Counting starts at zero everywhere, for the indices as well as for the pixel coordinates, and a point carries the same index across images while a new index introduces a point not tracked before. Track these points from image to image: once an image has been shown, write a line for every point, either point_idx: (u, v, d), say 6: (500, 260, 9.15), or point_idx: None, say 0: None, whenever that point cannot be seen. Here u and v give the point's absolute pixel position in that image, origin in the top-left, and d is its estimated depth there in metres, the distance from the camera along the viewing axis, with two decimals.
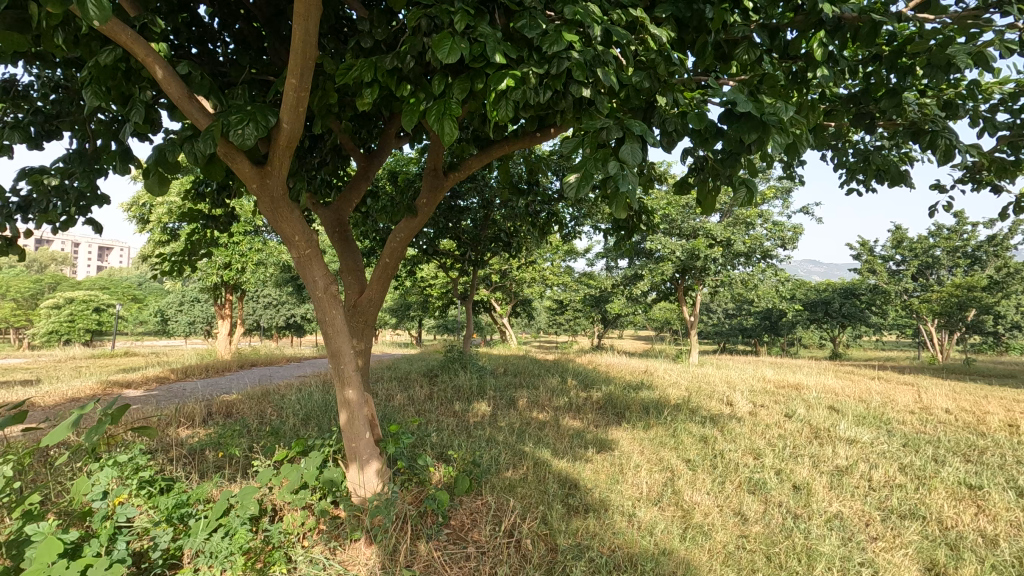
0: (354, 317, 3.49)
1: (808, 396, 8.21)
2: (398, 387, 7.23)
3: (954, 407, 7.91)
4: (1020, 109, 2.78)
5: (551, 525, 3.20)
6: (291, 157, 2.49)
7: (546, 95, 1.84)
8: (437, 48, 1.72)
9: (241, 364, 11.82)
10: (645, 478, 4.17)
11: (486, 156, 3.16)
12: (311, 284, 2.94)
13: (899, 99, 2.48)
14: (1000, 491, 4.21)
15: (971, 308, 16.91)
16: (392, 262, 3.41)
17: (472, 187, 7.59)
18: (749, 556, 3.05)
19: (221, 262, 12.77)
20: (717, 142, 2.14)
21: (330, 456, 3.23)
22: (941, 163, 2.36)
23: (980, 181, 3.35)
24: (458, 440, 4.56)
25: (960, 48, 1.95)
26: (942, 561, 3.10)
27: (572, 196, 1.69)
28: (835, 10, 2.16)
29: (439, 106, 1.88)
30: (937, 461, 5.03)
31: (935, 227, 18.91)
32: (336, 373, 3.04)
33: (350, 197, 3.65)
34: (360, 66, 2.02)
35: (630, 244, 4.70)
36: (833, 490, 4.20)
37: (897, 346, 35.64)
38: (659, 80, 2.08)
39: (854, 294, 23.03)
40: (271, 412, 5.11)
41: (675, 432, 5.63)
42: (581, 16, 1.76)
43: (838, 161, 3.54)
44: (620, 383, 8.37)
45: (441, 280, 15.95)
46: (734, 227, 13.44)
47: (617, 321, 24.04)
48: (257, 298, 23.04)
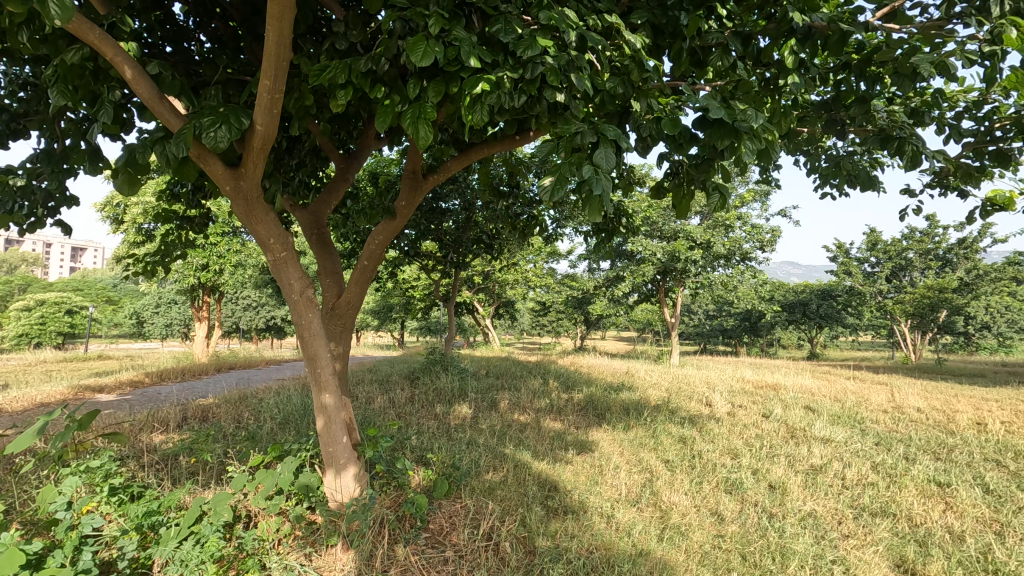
0: (332, 320, 3.46)
1: (786, 396, 8.33)
2: (379, 389, 7.18)
3: (925, 405, 8.11)
4: (984, 117, 2.87)
5: (529, 528, 3.21)
6: (265, 159, 2.45)
7: (521, 100, 1.85)
8: (411, 51, 1.71)
9: (219, 367, 11.65)
10: (624, 479, 4.20)
11: (465, 159, 3.15)
12: (287, 287, 2.90)
13: (868, 106, 2.54)
14: (967, 488, 4.32)
15: (942, 309, 17.36)
16: (370, 265, 3.38)
17: (454, 188, 7.57)
18: (725, 556, 3.09)
19: (198, 263, 12.57)
20: (691, 147, 2.17)
21: (307, 460, 3.20)
22: (911, 168, 2.49)
23: (947, 186, 3.44)
24: (438, 443, 4.54)
25: (923, 56, 2.00)
26: (911, 557, 3.17)
27: (547, 200, 1.70)
28: (804, 19, 2.21)
29: (413, 109, 1.88)
30: (908, 459, 5.15)
31: (908, 230, 19.35)
32: (313, 378, 3.01)
33: (329, 198, 3.61)
34: (335, 68, 2.01)
35: (610, 246, 4.74)
36: (807, 488, 4.26)
37: (873, 346, 36.40)
38: (634, 85, 2.11)
39: (831, 295, 23.46)
40: (248, 416, 5.04)
41: (655, 432, 5.68)
42: (555, 22, 1.78)
43: (812, 166, 3.62)
44: (602, 384, 8.41)
45: (424, 281, 15.90)
46: (714, 229, 13.59)
47: (599, 323, 24.22)
48: (235, 299, 22.69)
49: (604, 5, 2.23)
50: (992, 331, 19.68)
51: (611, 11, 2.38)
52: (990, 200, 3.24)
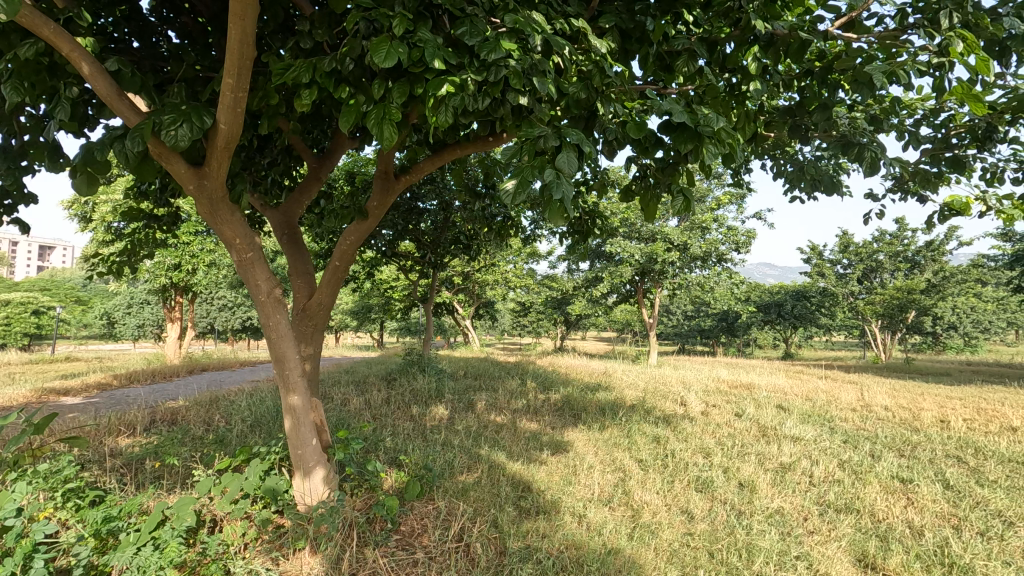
0: (302, 321, 3.43)
1: (759, 395, 8.47)
2: (355, 391, 7.10)
3: (892, 404, 8.32)
4: (940, 124, 2.95)
5: (501, 529, 3.21)
6: (229, 159, 2.42)
7: (484, 102, 1.86)
8: (374, 52, 1.71)
9: (191, 369, 11.42)
10: (597, 478, 4.23)
11: (438, 159, 3.14)
12: (253, 287, 2.87)
13: (829, 112, 2.60)
14: (928, 484, 4.45)
15: (910, 309, 17.84)
16: (341, 265, 3.34)
17: (431, 188, 7.54)
18: (693, 554, 3.13)
19: (170, 263, 12.30)
20: (656, 151, 2.21)
21: (276, 463, 3.17)
22: (868, 174, 2.51)
23: (908, 191, 3.54)
24: (413, 445, 4.52)
25: (877, 65, 2.05)
26: (871, 552, 3.26)
27: (509, 202, 1.72)
28: (766, 26, 2.25)
29: (378, 110, 1.88)
30: (874, 457, 5.29)
31: (878, 233, 19.83)
32: (280, 379, 2.97)
33: (300, 198, 3.57)
34: (298, 67, 2.00)
35: (585, 247, 4.78)
36: (776, 486, 4.34)
37: (845, 346, 37.27)
38: (598, 88, 2.13)
39: (805, 296, 23.93)
40: (218, 418, 4.95)
41: (630, 432, 5.74)
42: (520, 25, 1.79)
43: (778, 170, 3.69)
44: (579, 385, 8.46)
45: (403, 281, 15.78)
46: (691, 231, 13.75)
47: (579, 324, 24.31)
48: (210, 300, 22.25)
49: (572, 10, 2.26)
50: (958, 331, 20.28)
51: (578, 15, 2.40)
52: (948, 205, 3.35)
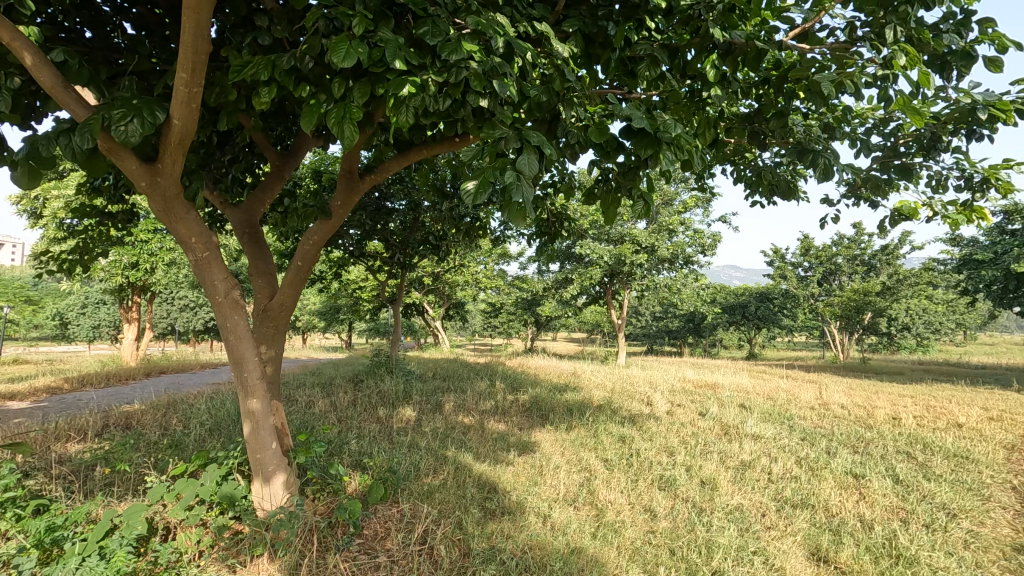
0: (263, 322, 3.35)
1: (722, 395, 8.66)
2: (321, 393, 6.98)
3: (849, 402, 8.61)
4: (890, 133, 3.07)
5: (465, 530, 3.20)
6: (184, 156, 2.35)
7: (445, 103, 1.86)
8: (333, 51, 1.68)
9: (149, 371, 11.05)
10: (563, 478, 4.26)
11: (404, 159, 3.11)
12: (210, 288, 2.79)
13: (786, 120, 2.69)
14: (879, 479, 4.63)
15: (866, 310, 18.53)
16: (304, 266, 3.28)
17: (400, 188, 7.47)
18: (655, 551, 3.19)
19: (127, 262, 11.85)
20: (618, 155, 2.25)
21: (234, 468, 3.10)
22: (822, 179, 2.54)
23: (861, 197, 3.68)
24: (378, 447, 4.47)
25: (827, 75, 2.14)
26: (824, 545, 3.38)
27: (470, 203, 1.72)
28: (724, 35, 2.30)
29: (338, 109, 1.86)
30: (829, 453, 5.48)
31: (837, 237, 20.50)
32: (239, 383, 2.91)
33: (262, 196, 3.47)
34: (257, 64, 1.97)
35: (552, 249, 4.82)
36: (736, 483, 4.45)
37: (806, 346, 38.44)
38: (559, 92, 2.15)
39: (768, 298, 24.59)
40: (176, 422, 4.80)
41: (596, 432, 5.80)
42: (482, 27, 1.78)
43: (738, 175, 3.79)
44: (547, 386, 8.48)
45: (372, 282, 15.57)
46: (659, 233, 13.96)
47: (549, 325, 24.42)
48: (171, 299, 21.54)
49: (537, 13, 2.28)
50: (911, 332, 21.15)
51: (543, 18, 2.44)
52: (897, 210, 3.49)
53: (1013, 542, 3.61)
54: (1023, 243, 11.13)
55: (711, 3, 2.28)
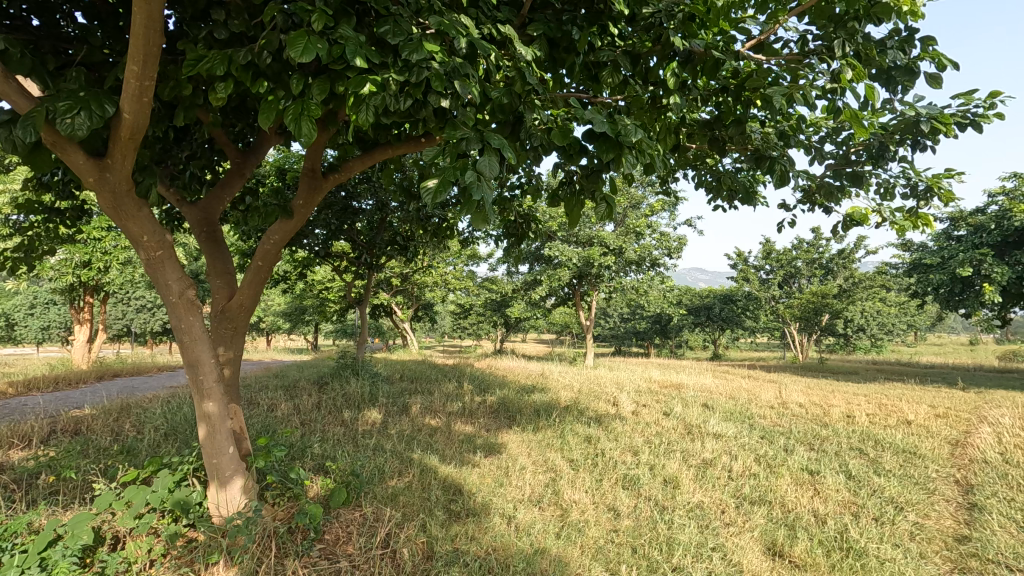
0: (222, 323, 3.26)
1: (686, 394, 8.84)
2: (284, 396, 6.82)
3: (806, 401, 8.90)
4: (842, 142, 3.19)
5: (429, 533, 3.18)
6: (135, 151, 2.27)
7: (407, 103, 1.86)
8: (291, 46, 1.65)
9: (102, 375, 10.62)
10: (528, 479, 4.28)
11: (369, 159, 3.08)
12: (163, 288, 2.70)
13: (743, 128, 2.78)
14: (833, 475, 4.81)
15: (824, 312, 19.21)
16: (264, 266, 3.19)
17: (367, 187, 7.37)
18: (617, 549, 3.24)
19: (79, 260, 11.33)
20: (580, 158, 2.28)
21: (189, 474, 3.00)
22: (779, 185, 2.68)
23: (815, 203, 3.82)
24: (342, 450, 4.39)
25: (780, 86, 2.23)
26: (780, 540, 3.48)
27: (430, 202, 1.71)
28: (684, 43, 2.35)
29: (296, 106, 1.84)
30: (787, 450, 5.66)
31: (797, 241, 21.15)
32: (194, 386, 2.82)
33: (222, 194, 3.36)
34: (212, 58, 1.92)
35: (519, 250, 4.84)
36: (697, 481, 4.55)
37: (767, 347, 39.61)
38: (522, 95, 2.17)
39: (731, 300, 25.23)
40: (129, 428, 4.61)
41: (563, 433, 5.84)
42: (444, 27, 1.77)
43: (700, 179, 3.88)
44: (515, 387, 8.49)
45: (338, 283, 15.31)
46: (626, 236, 14.16)
47: (518, 326, 24.48)
48: (126, 300, 20.71)
49: (502, 16, 2.29)
50: (865, 333, 22.00)
51: (508, 20, 2.45)
52: (850, 216, 3.63)
53: (955, 533, 3.79)
54: (967, 249, 11.72)
55: (672, 11, 2.32)
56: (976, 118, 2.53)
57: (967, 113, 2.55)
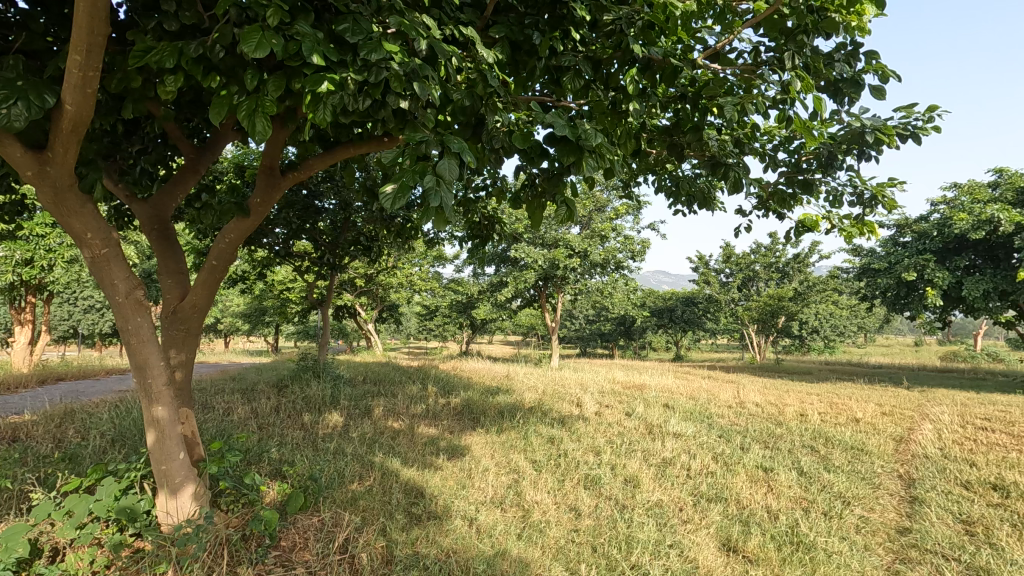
0: (173, 325, 3.14)
1: (648, 395, 9.01)
2: (241, 399, 6.63)
3: (762, 400, 9.18)
4: (794, 150, 3.31)
5: (389, 537, 3.14)
6: (78, 144, 2.17)
7: (365, 103, 1.84)
8: (244, 41, 1.61)
9: (45, 379, 10.08)
10: (491, 480, 4.28)
11: (330, 158, 3.02)
12: (109, 288, 2.59)
13: (701, 135, 2.86)
14: (785, 472, 4.98)
15: (780, 314, 19.86)
16: (219, 266, 3.09)
17: (330, 186, 7.23)
18: (577, 548, 3.27)
19: (21, 258, 10.73)
20: (542, 162, 2.31)
21: (136, 481, 2.88)
22: (733, 191, 2.78)
23: (769, 209, 3.95)
24: (301, 454, 4.30)
25: (733, 95, 2.31)
26: (734, 536, 3.58)
27: (389, 206, 1.70)
28: (642, 50, 2.40)
29: (250, 102, 1.81)
30: (743, 449, 5.84)
31: (756, 245, 21.80)
32: (141, 389, 2.71)
33: (174, 191, 3.23)
34: (160, 50, 1.86)
35: (484, 252, 4.84)
36: (657, 480, 4.64)
37: (727, 348, 40.74)
38: (484, 97, 2.18)
39: (693, 302, 25.82)
40: (73, 434, 4.39)
41: (527, 434, 5.86)
42: (405, 28, 1.76)
43: (660, 185, 3.96)
44: (479, 388, 8.46)
45: (300, 283, 14.97)
46: (591, 239, 14.32)
47: (484, 328, 24.42)
48: (72, 300, 19.70)
49: (464, 18, 2.29)
50: (819, 334, 22.86)
51: (470, 22, 2.45)
52: (801, 222, 3.77)
53: (897, 525, 3.98)
54: (912, 254, 12.31)
55: (632, 19, 2.37)
56: (916, 130, 2.66)
57: (908, 125, 2.68)
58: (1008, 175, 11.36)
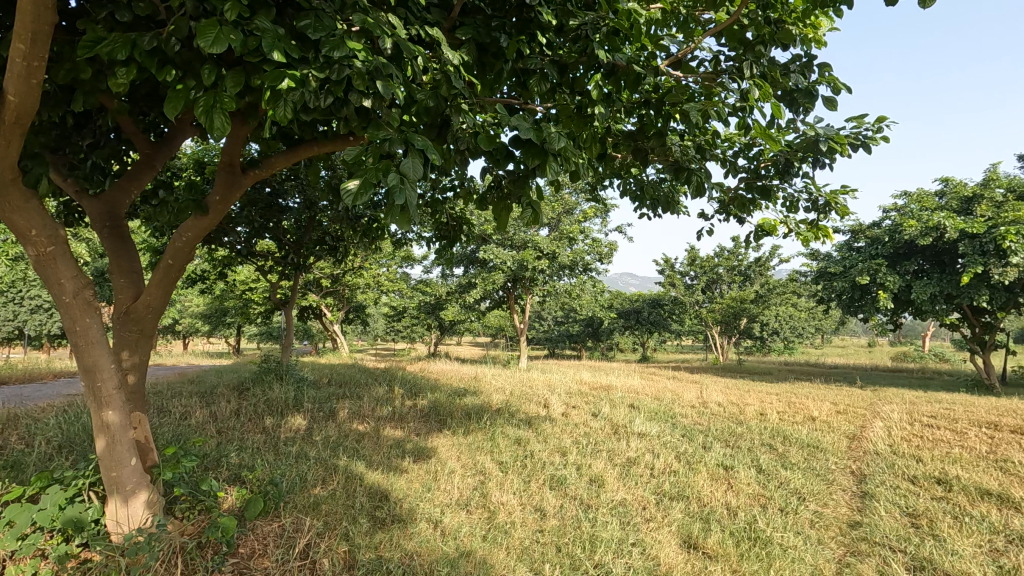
0: (125, 326, 3.01)
1: (614, 396, 9.13)
2: (199, 402, 6.42)
3: (724, 400, 9.41)
4: (753, 157, 3.41)
5: (352, 542, 3.10)
6: (21, 137, 2.07)
7: (327, 100, 1.82)
8: (201, 35, 1.57)
9: None
10: (457, 482, 4.27)
11: (293, 156, 2.96)
12: (55, 287, 2.47)
13: (664, 140, 2.93)
14: (745, 469, 5.12)
15: (742, 316, 20.42)
16: (175, 264, 2.98)
17: (294, 184, 7.08)
18: (542, 549, 3.29)
19: None
20: (507, 163, 2.32)
21: (84, 489, 2.76)
22: (695, 195, 2.85)
23: (730, 214, 4.06)
24: (261, 459, 4.19)
25: (695, 102, 2.37)
26: (694, 533, 3.67)
27: (351, 204, 1.68)
28: (607, 56, 2.44)
29: (207, 98, 1.76)
30: (705, 447, 5.98)
31: (719, 249, 22.33)
32: (90, 394, 2.60)
33: (128, 186, 3.10)
34: (112, 41, 1.80)
35: (451, 253, 4.83)
36: (621, 479, 4.71)
37: (691, 349, 41.70)
38: (449, 98, 2.17)
39: (659, 304, 26.32)
40: (16, 440, 4.18)
41: (493, 435, 5.86)
42: (369, 26, 1.74)
43: (625, 188, 4.02)
44: (446, 390, 8.42)
45: (263, 283, 14.62)
46: (559, 241, 14.42)
47: (453, 330, 24.26)
48: (17, 299, 18.68)
49: (430, 19, 2.29)
50: (779, 336, 23.59)
51: (437, 23, 2.45)
52: (760, 226, 3.89)
53: (849, 519, 4.14)
54: (865, 258, 12.83)
55: (598, 24, 2.40)
56: (866, 139, 2.78)
57: (859, 135, 2.80)
58: (953, 184, 11.96)
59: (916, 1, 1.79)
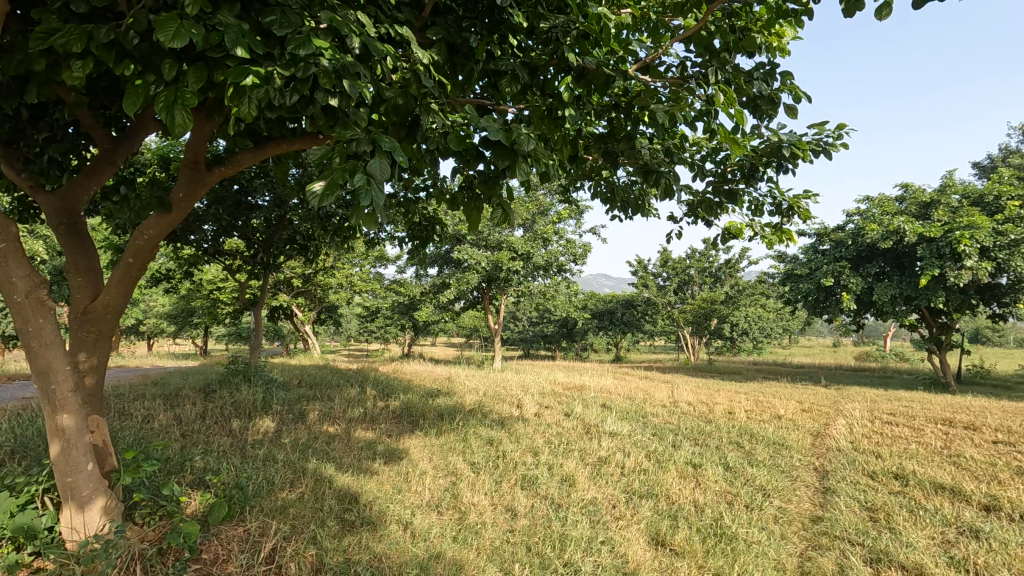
0: (82, 326, 2.91)
1: (587, 396, 9.20)
2: (163, 405, 6.25)
3: (694, 399, 9.57)
4: (720, 161, 3.48)
5: (319, 545, 3.05)
6: None
7: (293, 98, 1.80)
8: (161, 30, 1.53)
9: None
10: (428, 483, 4.25)
11: (260, 153, 2.91)
12: (6, 286, 2.38)
13: (633, 143, 2.98)
14: (713, 467, 5.22)
15: (713, 316, 20.79)
16: (136, 263, 2.89)
17: (263, 182, 6.94)
18: (512, 548, 3.31)
19: None
20: (477, 164, 2.31)
21: (37, 496, 2.68)
22: (662, 197, 2.91)
23: (698, 217, 4.14)
24: (227, 462, 4.10)
25: (662, 105, 2.42)
26: (662, 530, 3.73)
27: (317, 204, 1.66)
28: (577, 59, 2.46)
29: (168, 93, 1.73)
30: (674, 446, 6.07)
31: (691, 251, 22.69)
32: (44, 397, 2.51)
33: (87, 182, 2.99)
34: (67, 33, 1.74)
35: (424, 253, 4.81)
36: (592, 478, 4.75)
37: (663, 349, 42.40)
38: (418, 97, 2.17)
39: (632, 305, 26.60)
40: None
41: (465, 436, 5.85)
42: (337, 23, 1.73)
43: (596, 190, 4.06)
44: (419, 391, 8.36)
45: (231, 283, 14.31)
46: (534, 241, 14.46)
47: (427, 330, 24.13)
48: None
49: (400, 17, 2.28)
50: (748, 336, 24.08)
51: (408, 22, 2.44)
52: (727, 229, 3.98)
53: (811, 515, 4.26)
54: (830, 261, 13.22)
55: (568, 28, 2.42)
56: (827, 146, 2.88)
57: (820, 142, 2.89)
58: (912, 189, 12.41)
59: (873, 12, 1.86)
